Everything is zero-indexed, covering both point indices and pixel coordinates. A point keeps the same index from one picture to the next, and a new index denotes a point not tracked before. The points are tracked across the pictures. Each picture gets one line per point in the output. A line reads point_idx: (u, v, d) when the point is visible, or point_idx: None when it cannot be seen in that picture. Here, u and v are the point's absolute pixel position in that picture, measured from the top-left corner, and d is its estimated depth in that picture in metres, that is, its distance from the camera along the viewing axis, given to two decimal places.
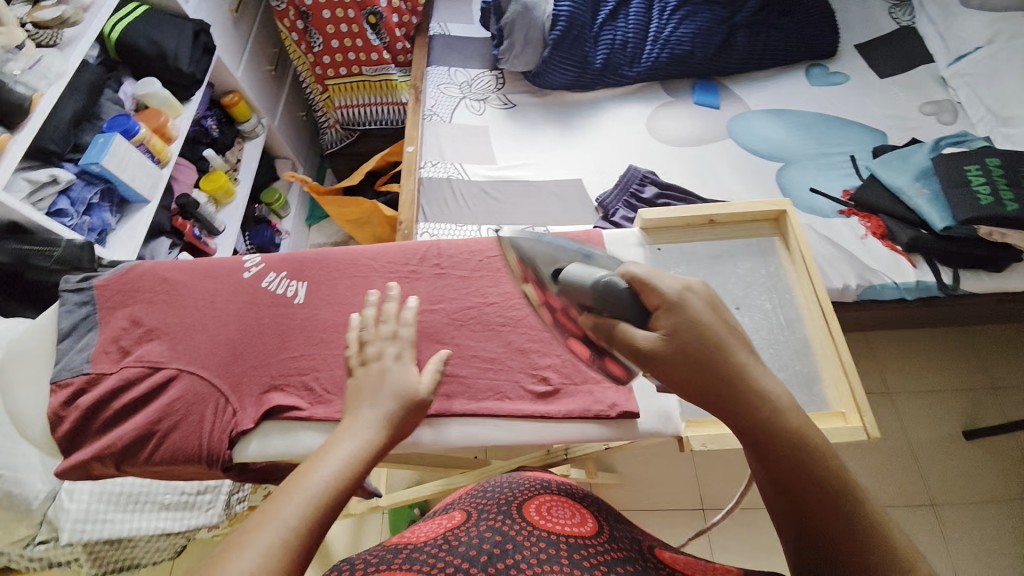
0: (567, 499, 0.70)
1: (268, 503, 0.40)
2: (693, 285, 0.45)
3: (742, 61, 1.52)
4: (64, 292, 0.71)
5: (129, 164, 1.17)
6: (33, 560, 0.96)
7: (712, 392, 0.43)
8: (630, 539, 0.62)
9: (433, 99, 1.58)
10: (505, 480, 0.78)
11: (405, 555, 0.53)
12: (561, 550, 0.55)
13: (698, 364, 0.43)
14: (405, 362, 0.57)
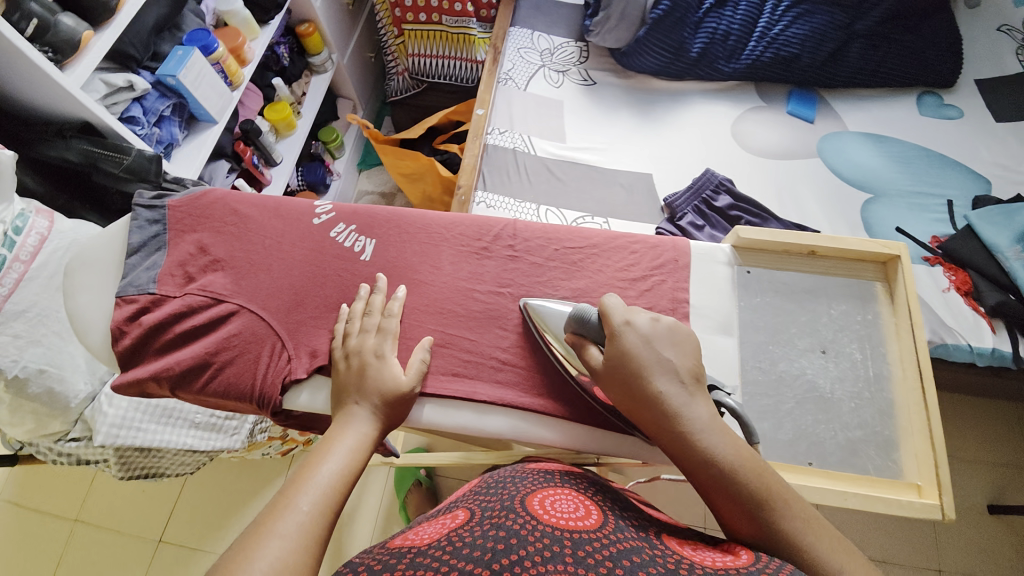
0: (570, 492, 0.57)
1: (284, 492, 0.49)
2: (634, 320, 0.55)
3: (850, 75, 1.40)
4: (137, 207, 0.70)
5: (204, 81, 1.15)
6: (62, 455, 1.00)
7: (642, 417, 0.53)
8: (635, 526, 0.52)
9: (511, 63, 1.51)
10: (505, 477, 0.63)
11: (404, 564, 0.42)
12: (565, 547, 0.44)
13: (629, 393, 0.53)
14: (383, 359, 0.60)
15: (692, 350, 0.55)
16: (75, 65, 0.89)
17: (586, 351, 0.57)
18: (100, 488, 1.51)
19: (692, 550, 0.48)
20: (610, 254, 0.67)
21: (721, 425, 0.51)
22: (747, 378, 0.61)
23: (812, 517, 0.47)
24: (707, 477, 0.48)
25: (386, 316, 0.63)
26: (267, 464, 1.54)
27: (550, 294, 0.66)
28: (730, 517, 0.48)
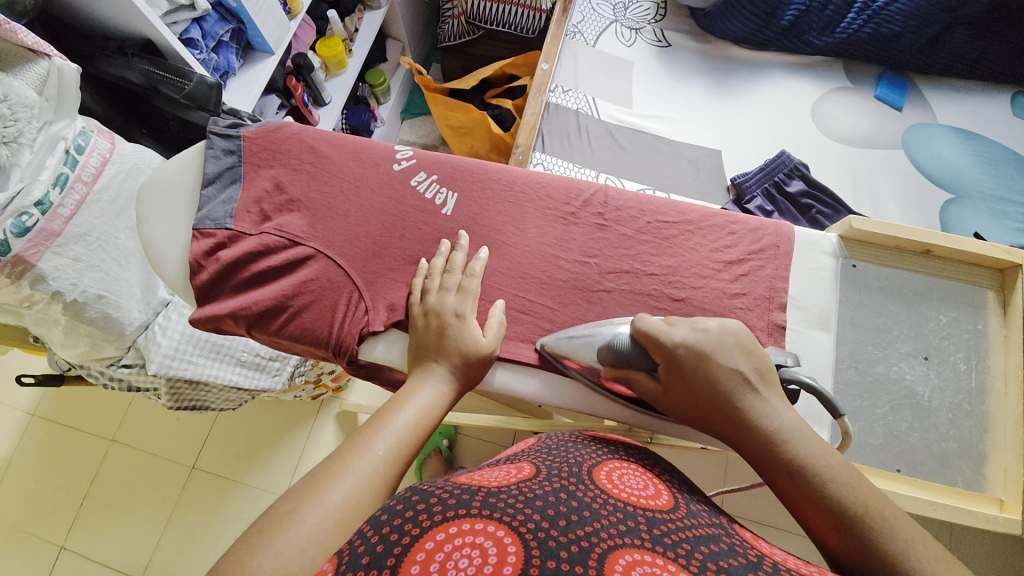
0: (637, 467, 0.54)
1: (359, 434, 0.49)
2: (679, 337, 0.52)
3: (953, 60, 1.28)
4: (211, 134, 0.67)
5: (263, 8, 1.09)
6: (113, 380, 1.00)
7: (718, 426, 0.51)
8: (706, 511, 0.49)
9: (581, 15, 1.41)
10: (570, 438, 0.59)
11: (479, 503, 0.41)
12: (639, 523, 0.42)
13: (703, 397, 0.51)
14: (464, 321, 0.57)
15: (758, 354, 0.52)
16: None
17: (635, 377, 0.54)
18: (136, 412, 1.56)
19: (768, 547, 0.47)
20: (705, 233, 0.63)
21: (811, 432, 0.48)
22: (842, 378, 0.58)
23: (921, 537, 0.42)
24: (793, 486, 0.46)
25: (469, 274, 0.60)
26: (297, 405, 1.58)
27: (639, 269, 0.62)
28: (823, 530, 0.45)
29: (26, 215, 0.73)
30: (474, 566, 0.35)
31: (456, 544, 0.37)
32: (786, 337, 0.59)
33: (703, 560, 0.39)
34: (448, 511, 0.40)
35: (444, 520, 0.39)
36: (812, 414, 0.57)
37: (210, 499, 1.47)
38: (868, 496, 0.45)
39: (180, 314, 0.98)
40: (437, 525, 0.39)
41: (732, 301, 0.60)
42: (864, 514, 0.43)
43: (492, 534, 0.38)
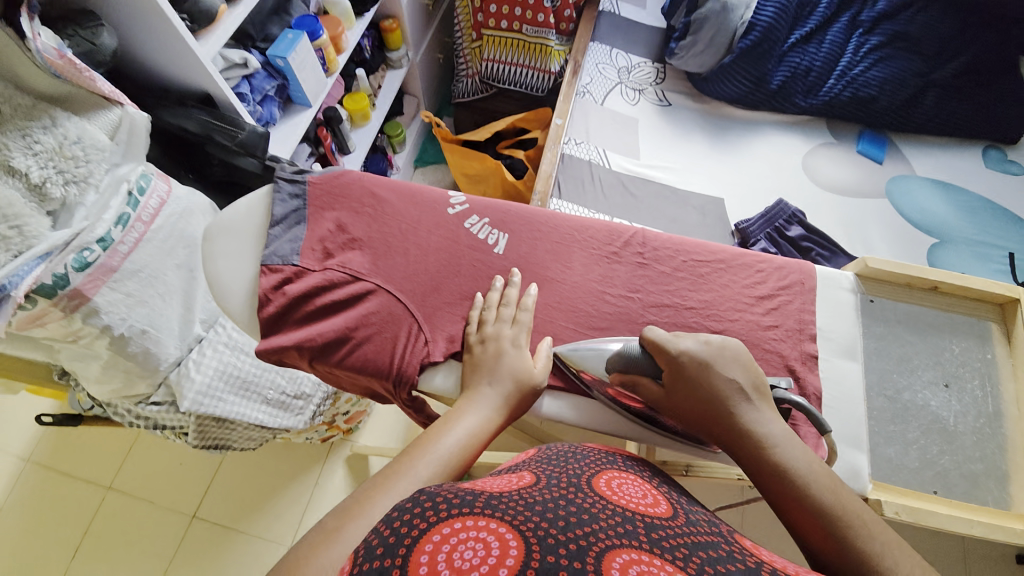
0: (635, 477, 0.55)
1: (409, 453, 0.52)
2: (684, 347, 0.58)
3: (924, 120, 1.42)
4: (280, 180, 0.73)
5: (307, 67, 1.18)
6: (140, 418, 1.00)
7: (714, 435, 0.56)
8: (707, 520, 0.49)
9: (589, 77, 1.55)
10: (569, 452, 0.59)
11: (481, 503, 0.41)
12: (639, 527, 0.42)
13: (702, 405, 0.56)
14: (520, 349, 0.62)
15: (753, 368, 0.58)
16: (207, 36, 0.91)
17: (644, 385, 0.59)
18: (137, 456, 1.51)
19: (768, 554, 0.46)
20: (736, 271, 0.69)
21: (798, 442, 0.54)
22: (873, 404, 0.63)
23: (896, 544, 0.48)
24: (781, 492, 0.51)
25: (519, 308, 0.65)
26: (304, 448, 1.54)
27: (678, 303, 0.67)
28: (806, 529, 0.50)
29: (88, 251, 0.76)
30: (477, 560, 0.35)
31: (461, 538, 0.37)
32: (818, 366, 0.64)
33: (702, 563, 0.39)
34: (456, 508, 0.40)
35: (449, 516, 0.39)
36: (850, 438, 0.61)
37: (211, 550, 1.41)
38: (849, 504, 0.50)
39: (214, 350, 1.00)
40: (443, 520, 0.39)
41: (766, 332, 0.65)
42: (842, 518, 0.49)
43: (494, 530, 0.38)
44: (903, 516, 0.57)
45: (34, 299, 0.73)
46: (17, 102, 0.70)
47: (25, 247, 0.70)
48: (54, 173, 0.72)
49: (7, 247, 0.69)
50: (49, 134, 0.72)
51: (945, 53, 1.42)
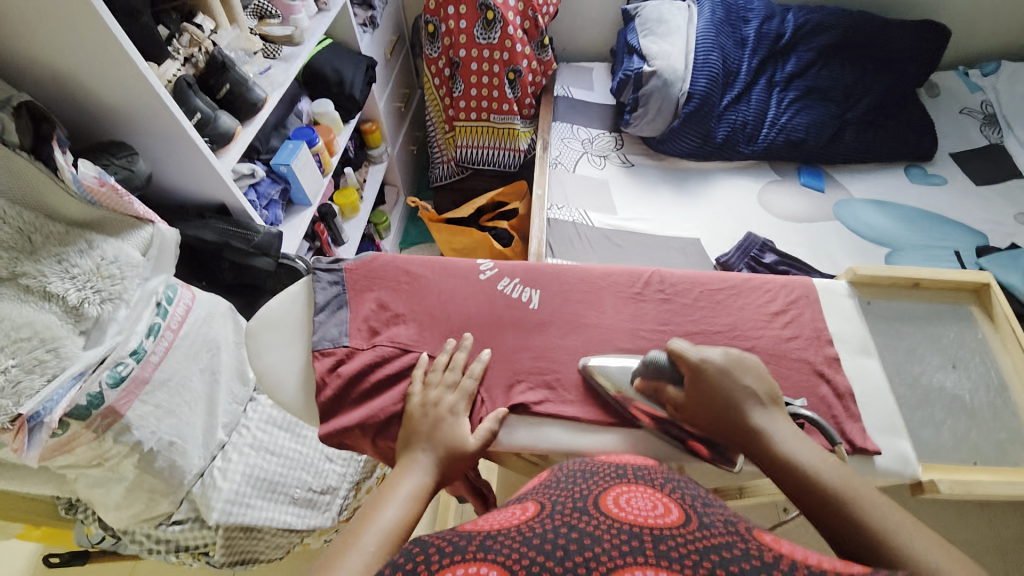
0: (646, 488, 0.54)
1: (350, 534, 0.50)
2: (705, 356, 0.62)
3: (849, 152, 1.65)
4: (317, 270, 0.77)
5: (307, 170, 1.27)
6: (159, 542, 0.93)
7: (729, 438, 0.59)
8: (725, 519, 0.48)
9: (558, 150, 1.72)
10: (575, 469, 0.58)
11: (475, 547, 0.42)
12: (643, 544, 0.43)
13: (717, 414, 0.60)
14: (458, 416, 0.63)
15: (766, 376, 0.63)
16: (227, 151, 0.99)
17: (665, 391, 0.63)
18: None
19: (795, 548, 0.45)
20: (749, 293, 0.76)
21: (802, 437, 0.58)
22: (900, 393, 0.70)
23: (909, 522, 0.50)
24: (794, 483, 0.55)
25: (463, 375, 0.67)
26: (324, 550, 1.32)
27: (706, 329, 0.73)
28: (823, 516, 0.53)
29: (122, 365, 0.76)
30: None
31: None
32: (842, 366, 0.70)
33: (706, 569, 0.40)
34: (449, 556, 0.41)
35: (444, 566, 0.39)
36: (890, 428, 0.66)
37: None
38: (857, 488, 0.53)
39: (240, 454, 0.96)
40: (440, 571, 0.39)
41: (789, 343, 0.71)
42: (852, 502, 0.52)
43: (483, 574, 0.39)
44: (957, 490, 0.62)
45: (66, 422, 0.71)
46: (49, 230, 0.72)
47: (60, 369, 0.69)
48: (91, 293, 0.73)
49: (43, 372, 0.67)
50: (85, 256, 0.73)
51: (853, 96, 1.69)
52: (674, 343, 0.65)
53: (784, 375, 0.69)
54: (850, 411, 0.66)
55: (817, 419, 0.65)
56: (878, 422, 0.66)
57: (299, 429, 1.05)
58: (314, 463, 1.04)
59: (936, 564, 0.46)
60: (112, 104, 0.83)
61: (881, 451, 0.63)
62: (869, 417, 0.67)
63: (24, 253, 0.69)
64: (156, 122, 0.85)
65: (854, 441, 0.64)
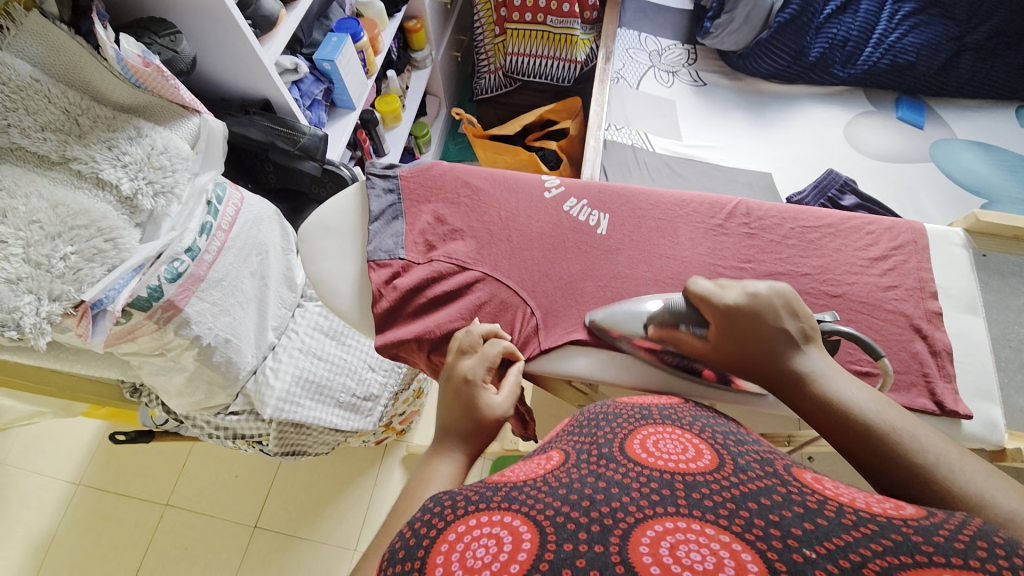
0: (673, 430, 0.45)
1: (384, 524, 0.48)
2: (731, 297, 0.54)
3: (961, 84, 1.40)
4: (371, 175, 0.73)
5: (352, 68, 1.17)
6: (219, 429, 0.99)
7: (761, 378, 0.53)
8: (761, 458, 0.40)
9: (621, 62, 1.54)
10: (597, 412, 0.50)
11: (500, 498, 0.36)
12: (677, 490, 0.35)
13: (746, 352, 0.53)
14: (481, 384, 0.55)
15: (801, 312, 0.54)
16: (272, 38, 0.90)
17: (682, 339, 0.57)
18: (191, 471, 1.39)
19: (834, 488, 0.36)
20: (847, 234, 0.68)
21: (846, 373, 0.51)
22: (1001, 355, 0.64)
23: (957, 452, 0.43)
24: (827, 418, 0.48)
25: (479, 335, 0.59)
26: (358, 450, 1.41)
27: (793, 271, 0.66)
28: (858, 454, 0.46)
29: (178, 262, 0.75)
30: (489, 556, 0.30)
31: (475, 535, 0.33)
32: (944, 323, 0.63)
33: (749, 518, 0.32)
34: (472, 504, 0.36)
35: (465, 513, 0.35)
36: (985, 392, 0.60)
37: (275, 563, 1.28)
38: (901, 422, 0.46)
39: (289, 355, 0.99)
40: (460, 519, 0.35)
41: (886, 293, 0.64)
42: (887, 433, 0.45)
43: (509, 523, 0.33)
44: None
45: (129, 311, 0.71)
46: (96, 113, 0.69)
47: (119, 260, 0.68)
48: (143, 184, 0.70)
49: (103, 261, 0.66)
50: (134, 144, 0.70)
51: (980, 14, 1.41)
52: (695, 283, 0.57)
53: (875, 326, 0.62)
54: (945, 370, 0.60)
55: (905, 376, 0.60)
56: (975, 385, 0.60)
57: (344, 338, 1.07)
58: (357, 370, 1.06)
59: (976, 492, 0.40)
60: None
61: (972, 416, 0.58)
62: (964, 379, 0.60)
63: (72, 136, 0.66)
64: None
65: (945, 403, 0.58)
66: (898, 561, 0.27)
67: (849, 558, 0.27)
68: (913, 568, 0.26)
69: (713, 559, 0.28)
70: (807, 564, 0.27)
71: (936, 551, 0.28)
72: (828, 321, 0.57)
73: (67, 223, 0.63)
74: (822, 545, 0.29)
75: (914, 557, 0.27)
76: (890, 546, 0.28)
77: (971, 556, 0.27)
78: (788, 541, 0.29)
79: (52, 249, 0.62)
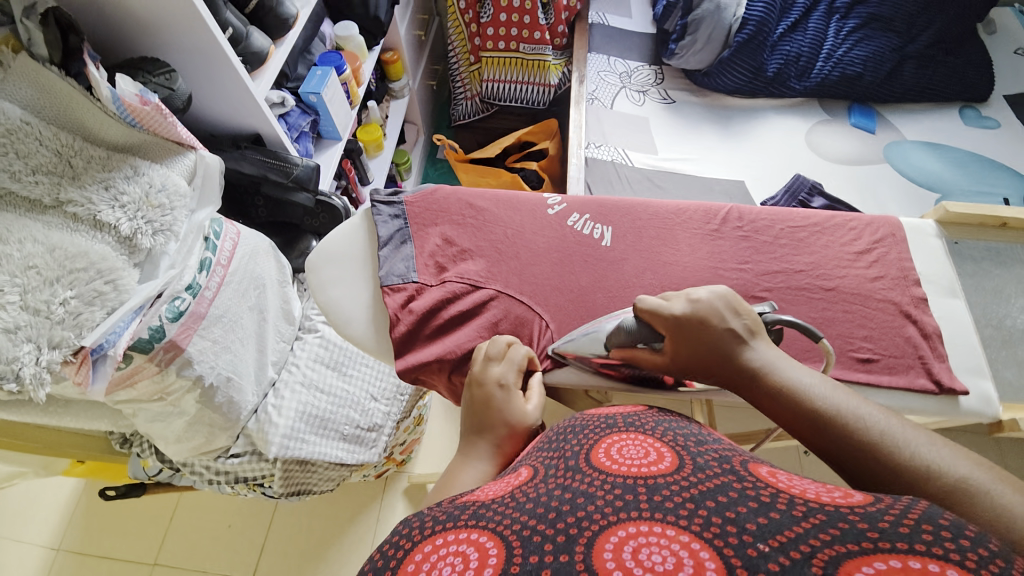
0: (638, 436, 0.45)
1: None
2: (679, 308, 0.56)
3: (904, 91, 1.52)
4: (377, 202, 0.74)
5: (337, 100, 1.18)
6: (218, 475, 0.95)
7: (717, 376, 0.54)
8: (719, 457, 0.41)
9: (594, 84, 1.61)
10: (565, 427, 0.51)
11: (467, 516, 0.37)
12: (639, 494, 0.35)
13: (700, 356, 0.54)
14: (512, 391, 0.55)
15: (743, 309, 0.56)
16: (261, 73, 0.91)
17: (642, 356, 0.58)
18: (181, 524, 1.31)
19: (788, 480, 0.37)
20: (833, 232, 0.73)
21: (791, 363, 0.52)
22: (984, 333, 0.69)
23: (898, 425, 0.44)
24: (777, 407, 0.49)
25: (502, 342, 0.61)
26: (358, 485, 1.36)
27: (788, 268, 0.69)
28: (816, 444, 0.47)
29: (179, 299, 0.73)
30: (456, 571, 0.31)
31: (442, 555, 0.33)
32: (930, 307, 0.67)
33: (707, 516, 0.32)
34: (441, 524, 0.36)
35: (433, 533, 0.35)
36: (975, 368, 0.64)
37: None
38: (846, 404, 0.47)
39: (291, 390, 0.97)
40: (427, 539, 0.35)
41: (874, 283, 0.68)
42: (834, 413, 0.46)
43: (476, 540, 0.34)
44: None
45: (130, 355, 0.68)
46: (90, 154, 0.67)
47: (119, 302, 0.65)
48: (142, 223, 0.68)
49: (103, 304, 0.64)
50: (133, 183, 0.69)
51: (915, 27, 1.54)
52: (642, 301, 0.59)
53: (869, 315, 0.66)
54: (937, 351, 0.64)
55: (902, 360, 0.64)
56: (966, 362, 0.65)
57: (346, 368, 1.05)
58: (360, 401, 1.04)
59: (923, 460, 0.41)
60: (141, 17, 0.74)
61: (967, 391, 0.62)
62: (956, 357, 0.65)
63: (67, 178, 0.65)
64: (187, 35, 0.76)
65: (942, 381, 0.62)
66: (845, 549, 0.27)
67: (799, 549, 0.28)
68: (856, 556, 0.27)
69: (673, 559, 0.29)
70: (760, 558, 0.28)
71: (881, 537, 0.28)
72: (767, 311, 0.59)
73: (65, 266, 0.61)
74: (775, 538, 0.29)
75: (861, 543, 0.28)
76: (837, 534, 0.29)
77: (914, 539, 0.27)
78: (743, 535, 0.30)
79: (51, 294, 0.60)
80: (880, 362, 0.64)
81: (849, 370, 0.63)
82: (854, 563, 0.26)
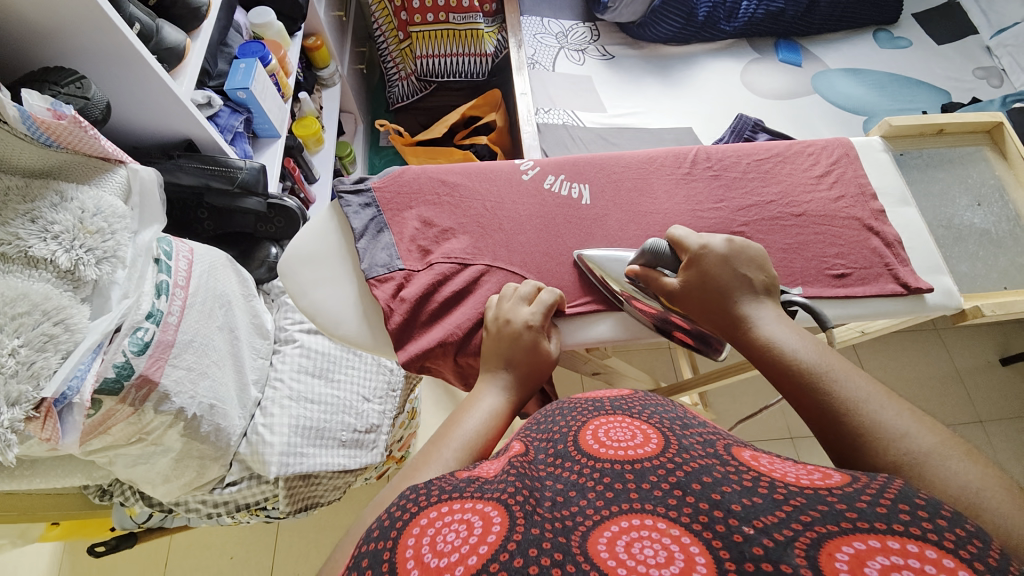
0: (624, 418, 0.43)
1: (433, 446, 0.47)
2: (706, 244, 0.58)
3: (823, 22, 1.59)
4: (343, 193, 0.69)
5: (268, 93, 1.09)
6: (214, 506, 0.90)
7: (716, 324, 0.56)
8: (704, 439, 0.39)
9: (532, 48, 1.57)
10: (553, 410, 0.48)
11: (471, 488, 0.36)
12: (629, 482, 0.35)
13: (706, 301, 0.56)
14: (540, 331, 0.57)
15: (766, 267, 0.58)
16: (182, 71, 0.82)
17: (658, 280, 0.60)
18: (179, 566, 1.24)
19: (770, 464, 0.36)
20: (794, 160, 0.76)
21: (791, 323, 0.54)
22: (937, 234, 0.76)
23: (883, 394, 0.45)
24: (771, 362, 0.51)
25: (529, 287, 0.62)
26: (360, 489, 1.34)
27: (760, 201, 0.72)
28: (794, 394, 0.48)
29: (141, 330, 0.66)
30: (460, 540, 0.31)
31: (445, 521, 0.33)
32: (888, 218, 0.72)
33: (696, 503, 0.32)
34: (445, 492, 0.36)
35: (437, 500, 0.35)
36: (934, 267, 0.70)
37: None
38: (836, 364, 0.48)
39: (279, 407, 0.92)
40: (430, 505, 0.35)
41: (837, 203, 0.72)
42: (828, 374, 0.47)
43: (480, 509, 0.33)
44: (998, 311, 0.68)
45: (97, 400, 0.62)
46: (6, 185, 0.59)
47: (73, 343, 0.58)
48: (82, 253, 0.61)
49: (56, 349, 0.57)
50: (61, 211, 0.61)
51: None
52: (673, 231, 0.61)
53: (838, 233, 0.70)
54: (901, 257, 0.70)
55: (872, 270, 0.68)
56: (928, 263, 0.70)
57: (332, 374, 1.00)
58: (353, 404, 0.99)
59: (907, 430, 0.41)
60: (33, 24, 0.65)
61: (932, 288, 0.67)
62: (919, 260, 0.70)
63: None
64: (93, 38, 0.67)
65: (908, 283, 0.67)
66: (827, 531, 0.28)
67: (784, 530, 0.28)
68: (839, 536, 0.27)
69: (664, 552, 0.29)
70: (747, 543, 0.28)
71: (860, 517, 0.28)
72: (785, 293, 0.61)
73: (5, 312, 0.54)
74: (760, 521, 0.29)
75: (841, 524, 0.28)
76: (818, 516, 0.29)
77: (893, 521, 0.28)
78: (730, 521, 0.30)
79: None
80: (854, 275, 0.68)
81: (829, 288, 0.67)
82: (834, 544, 0.27)
